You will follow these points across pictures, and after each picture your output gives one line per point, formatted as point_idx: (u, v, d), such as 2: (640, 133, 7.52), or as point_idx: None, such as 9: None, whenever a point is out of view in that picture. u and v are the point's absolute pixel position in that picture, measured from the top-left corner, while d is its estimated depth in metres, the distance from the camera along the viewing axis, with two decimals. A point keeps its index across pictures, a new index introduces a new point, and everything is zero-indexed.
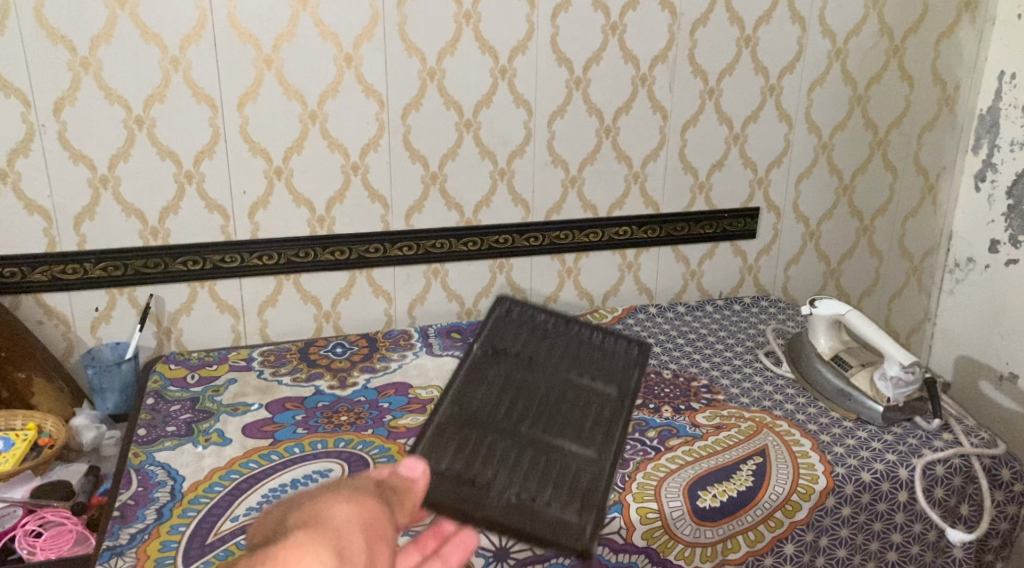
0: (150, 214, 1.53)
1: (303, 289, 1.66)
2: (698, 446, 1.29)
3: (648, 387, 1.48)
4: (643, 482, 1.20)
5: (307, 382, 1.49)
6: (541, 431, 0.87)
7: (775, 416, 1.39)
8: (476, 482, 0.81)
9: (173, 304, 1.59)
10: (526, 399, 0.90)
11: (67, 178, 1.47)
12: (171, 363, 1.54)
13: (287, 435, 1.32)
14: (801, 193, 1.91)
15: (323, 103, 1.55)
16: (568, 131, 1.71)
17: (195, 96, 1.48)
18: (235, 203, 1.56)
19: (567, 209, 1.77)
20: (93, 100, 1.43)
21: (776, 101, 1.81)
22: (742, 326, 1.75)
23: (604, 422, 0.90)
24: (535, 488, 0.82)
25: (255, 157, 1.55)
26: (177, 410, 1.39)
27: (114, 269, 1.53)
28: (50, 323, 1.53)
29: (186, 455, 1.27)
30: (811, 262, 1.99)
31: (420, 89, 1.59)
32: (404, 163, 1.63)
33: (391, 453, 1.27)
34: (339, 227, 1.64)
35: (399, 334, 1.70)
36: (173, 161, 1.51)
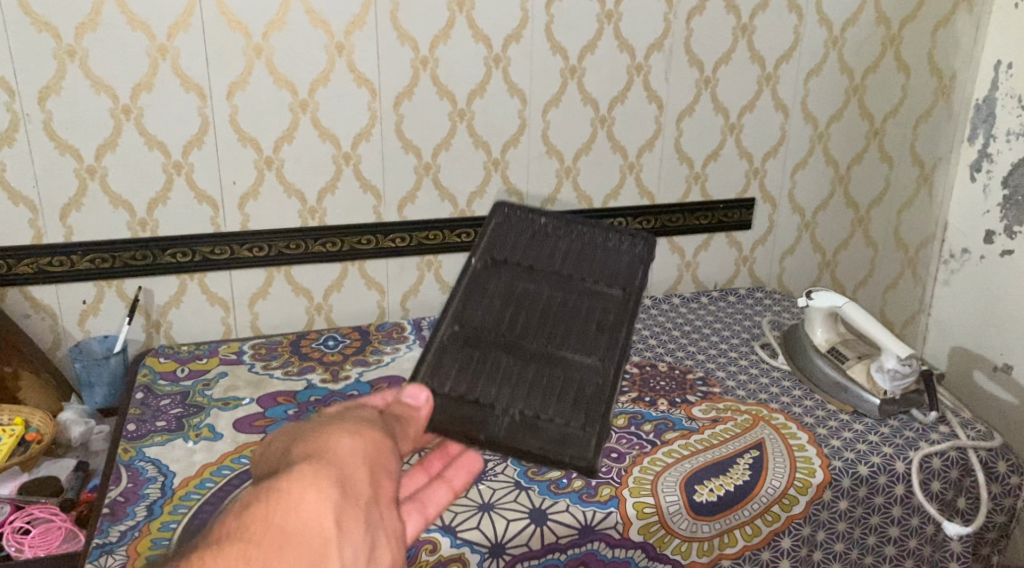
0: (138, 205, 1.50)
1: (294, 281, 1.64)
2: (695, 439, 1.28)
3: (644, 380, 1.47)
4: (639, 477, 1.19)
5: (299, 375, 1.47)
6: (547, 346, 0.99)
7: (771, 408, 1.38)
8: (481, 401, 0.94)
9: (163, 296, 1.57)
10: (528, 309, 1.02)
11: (53, 169, 1.44)
12: (160, 356, 1.52)
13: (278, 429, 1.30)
14: (797, 183, 1.90)
15: (314, 92, 1.53)
16: (563, 121, 1.69)
17: (183, 85, 1.45)
18: (225, 194, 1.54)
19: (562, 199, 1.75)
20: (78, 89, 1.40)
21: (772, 90, 1.80)
22: (737, 318, 1.74)
23: (608, 327, 1.01)
24: (539, 405, 0.95)
25: (245, 147, 1.52)
26: (167, 404, 1.37)
27: (102, 261, 1.51)
28: (37, 317, 1.50)
29: (176, 450, 1.25)
30: (806, 253, 1.98)
31: (412, 78, 1.57)
32: (396, 153, 1.61)
33: None
34: (330, 218, 1.62)
35: (392, 327, 1.68)
36: (161, 152, 1.48)
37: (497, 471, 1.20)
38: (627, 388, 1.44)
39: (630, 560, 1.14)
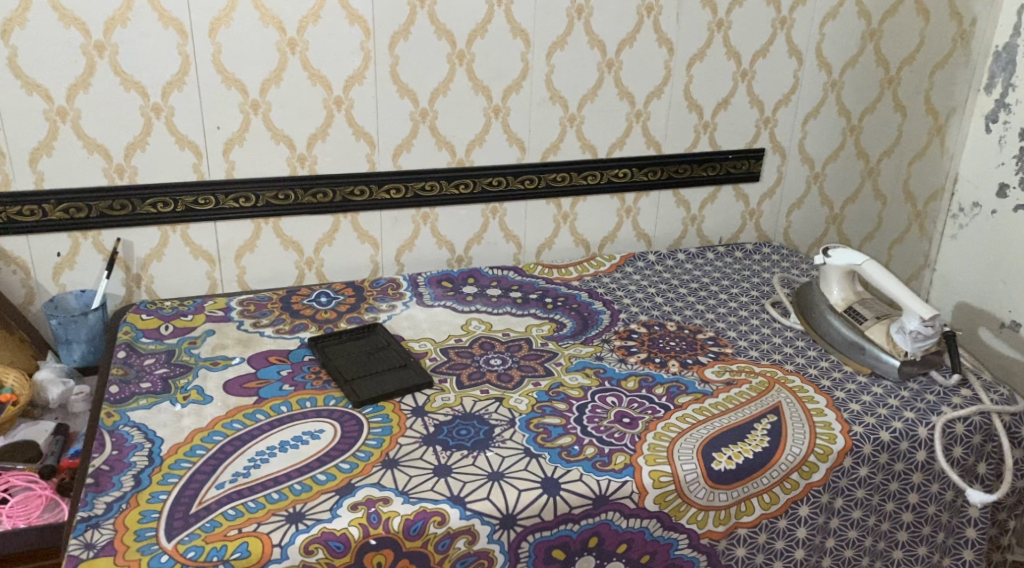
0: (115, 150, 1.39)
1: (283, 233, 1.55)
2: (710, 403, 1.23)
3: (653, 340, 1.41)
4: (654, 444, 1.14)
5: (292, 334, 1.40)
6: (388, 362, 1.32)
7: (787, 370, 1.33)
8: (383, 369, 1.30)
9: (143, 249, 1.47)
10: (377, 353, 1.35)
11: (21, 110, 1.32)
12: (142, 313, 1.43)
13: (272, 392, 1.23)
14: (808, 134, 1.83)
15: (303, 30, 1.41)
16: (568, 65, 1.59)
17: (161, 21, 1.34)
18: (208, 140, 1.43)
19: (565, 148, 1.66)
20: (45, 21, 1.28)
21: (787, 34, 1.70)
22: (745, 275, 1.68)
23: (377, 349, 1.36)
24: (382, 363, 1.32)
25: (229, 89, 1.41)
26: (152, 364, 1.29)
27: (77, 211, 1.41)
28: (8, 270, 1.41)
29: (163, 415, 1.17)
30: (814, 206, 1.91)
31: (409, 16, 1.46)
32: (391, 98, 1.51)
33: (385, 412, 1.20)
34: (321, 167, 1.52)
35: (387, 283, 1.60)
36: (138, 93, 1.37)
37: (506, 438, 1.15)
38: (636, 348, 1.39)
39: (645, 530, 1.10)
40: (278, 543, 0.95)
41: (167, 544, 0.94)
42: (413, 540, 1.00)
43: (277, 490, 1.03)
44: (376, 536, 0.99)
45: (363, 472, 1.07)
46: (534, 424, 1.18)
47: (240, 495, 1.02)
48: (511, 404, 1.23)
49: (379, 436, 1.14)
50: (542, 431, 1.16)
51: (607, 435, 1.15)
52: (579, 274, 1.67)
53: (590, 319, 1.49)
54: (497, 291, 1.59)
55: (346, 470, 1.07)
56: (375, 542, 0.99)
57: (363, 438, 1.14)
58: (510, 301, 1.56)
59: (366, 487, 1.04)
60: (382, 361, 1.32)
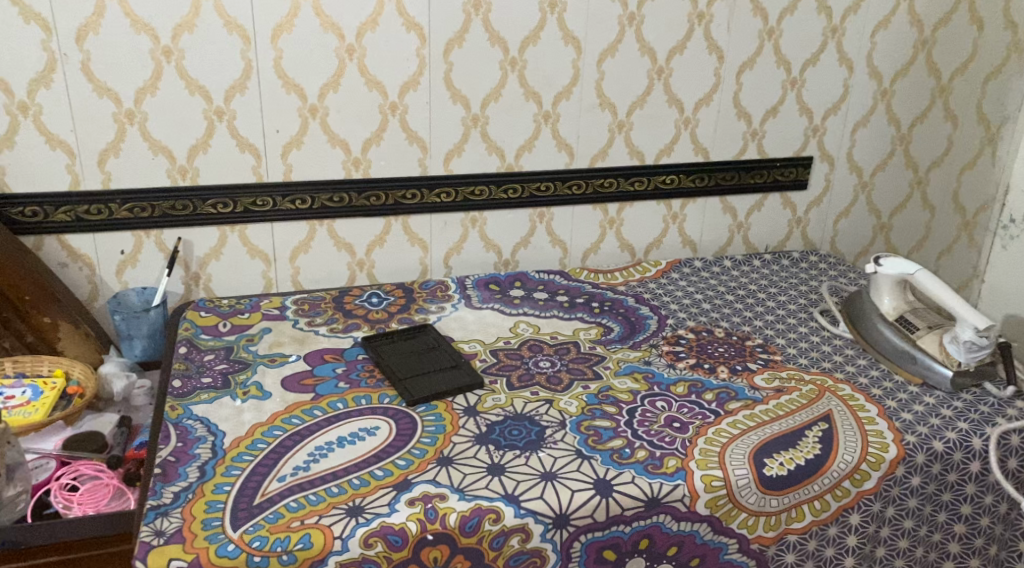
0: (178, 152, 1.43)
1: (336, 235, 1.58)
2: (760, 409, 1.24)
3: (701, 346, 1.42)
4: (706, 449, 1.15)
5: (345, 333, 1.43)
6: (439, 361, 1.35)
7: (837, 379, 1.33)
8: (436, 368, 1.33)
9: (202, 248, 1.51)
10: (427, 352, 1.37)
11: (92, 112, 1.37)
12: (201, 310, 1.47)
13: (328, 389, 1.26)
14: (856, 142, 1.82)
15: (361, 37, 1.45)
16: (618, 72, 1.60)
17: (226, 27, 1.38)
18: (268, 143, 1.47)
19: (613, 155, 1.68)
20: (117, 27, 1.33)
21: (837, 43, 1.70)
22: (792, 282, 1.68)
23: (427, 349, 1.38)
24: (434, 362, 1.35)
25: (289, 94, 1.45)
26: (212, 359, 1.33)
27: (140, 211, 1.45)
28: (74, 266, 1.46)
29: (224, 409, 1.21)
30: (861, 215, 1.90)
31: (463, 23, 1.48)
32: (444, 103, 1.54)
33: (438, 411, 1.22)
34: (374, 171, 1.55)
35: (436, 285, 1.63)
36: (202, 97, 1.41)
37: (557, 439, 1.17)
38: (684, 354, 1.40)
39: (695, 534, 1.11)
40: (339, 536, 0.98)
41: (233, 533, 0.97)
42: (469, 536, 1.02)
43: (337, 484, 1.05)
44: (433, 532, 1.01)
45: (419, 468, 1.09)
46: (585, 426, 1.20)
47: (302, 487, 1.05)
48: (561, 406, 1.25)
49: (433, 434, 1.17)
50: (593, 434, 1.18)
51: (659, 439, 1.17)
52: (625, 280, 1.68)
53: (637, 324, 1.50)
54: (543, 294, 1.61)
55: (403, 466, 1.10)
56: (432, 537, 1.01)
57: (418, 436, 1.16)
58: (557, 305, 1.57)
59: (422, 483, 1.06)
60: (435, 360, 1.35)
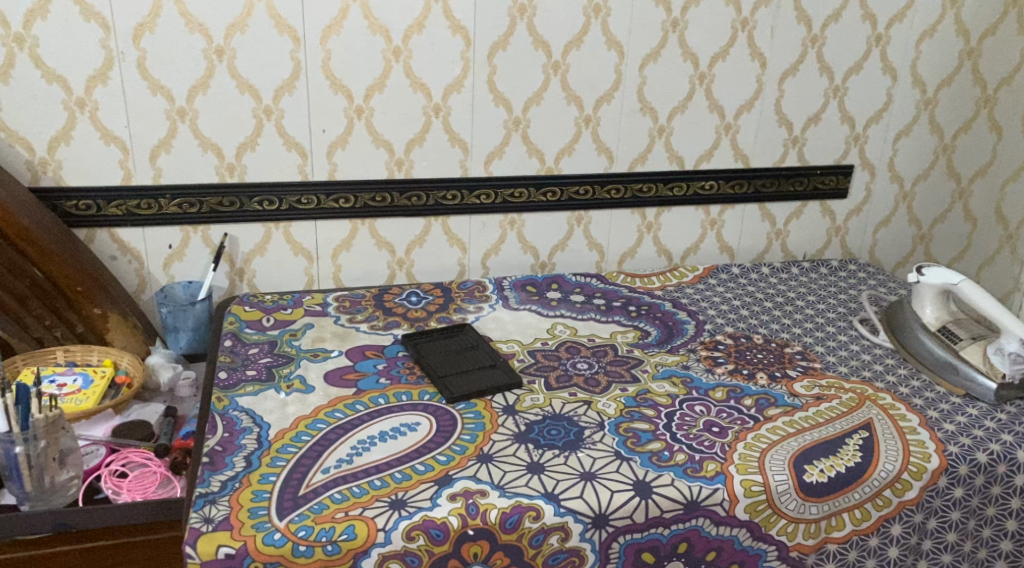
0: (227, 149, 1.47)
1: (378, 234, 1.60)
2: (800, 416, 1.25)
3: (740, 352, 1.42)
4: (745, 454, 1.15)
5: (385, 330, 1.45)
6: (480, 360, 1.36)
7: (878, 388, 1.33)
8: (477, 367, 1.34)
9: (248, 244, 1.54)
10: (466, 352, 1.39)
11: (146, 109, 1.40)
12: (245, 305, 1.50)
13: (370, 384, 1.28)
14: (898, 151, 1.81)
15: (408, 39, 1.47)
16: (660, 77, 1.61)
17: (277, 27, 1.41)
18: (314, 142, 1.50)
19: (653, 159, 1.68)
20: (172, 26, 1.36)
21: (881, 51, 1.70)
22: (831, 291, 1.67)
23: (466, 348, 1.40)
24: (475, 361, 1.36)
25: (336, 94, 1.48)
26: (256, 353, 1.35)
27: (189, 206, 1.48)
28: (124, 259, 1.49)
29: (269, 401, 1.23)
30: (901, 225, 1.89)
31: (508, 27, 1.50)
32: (487, 106, 1.56)
33: (478, 409, 1.24)
34: (417, 171, 1.57)
35: (473, 285, 1.65)
36: (252, 96, 1.44)
37: (596, 439, 1.18)
38: (723, 359, 1.40)
39: (734, 539, 1.11)
40: (382, 528, 0.99)
41: (279, 522, 0.99)
42: (509, 533, 1.03)
43: (379, 478, 1.07)
44: (474, 527, 1.02)
45: (460, 465, 1.11)
46: (623, 428, 1.20)
47: (345, 479, 1.07)
48: (599, 408, 1.26)
49: (473, 431, 1.18)
50: (631, 436, 1.19)
51: (697, 443, 1.17)
52: (662, 284, 1.69)
53: (675, 329, 1.51)
54: (580, 297, 1.62)
55: (443, 462, 1.11)
56: (473, 532, 1.02)
57: (458, 433, 1.18)
58: (594, 308, 1.58)
59: (463, 479, 1.08)
60: (475, 360, 1.37)
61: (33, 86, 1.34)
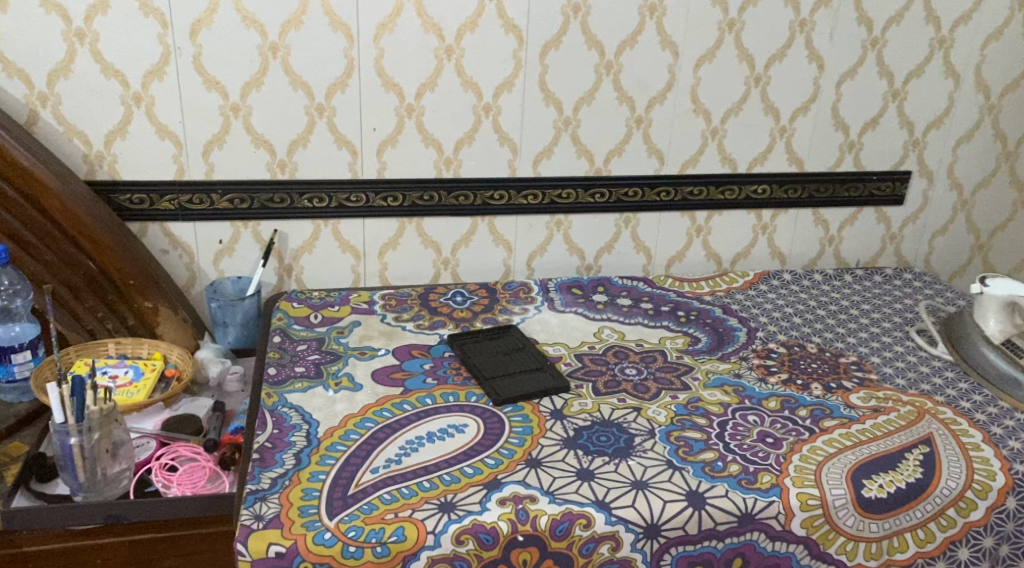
0: (279, 146, 1.47)
1: (424, 233, 1.60)
2: (857, 429, 1.22)
3: (794, 361, 1.40)
4: (802, 467, 1.12)
5: (432, 330, 1.44)
6: (527, 362, 1.35)
7: (937, 402, 1.29)
8: (524, 369, 1.33)
9: (296, 241, 1.54)
10: (513, 353, 1.38)
11: (200, 105, 1.41)
12: (293, 301, 1.50)
13: (417, 384, 1.28)
14: (958, 158, 1.75)
15: (460, 38, 1.46)
16: (714, 78, 1.58)
17: (331, 24, 1.40)
18: (364, 140, 1.50)
19: (705, 161, 1.65)
20: (229, 23, 1.37)
21: (944, 55, 1.65)
22: (887, 300, 1.63)
23: (513, 350, 1.39)
24: (522, 363, 1.35)
25: (387, 93, 1.47)
26: (304, 350, 1.35)
27: (239, 202, 1.48)
28: (174, 253, 1.50)
29: (318, 399, 1.23)
30: (959, 234, 1.83)
31: (562, 26, 1.49)
32: (538, 106, 1.54)
33: (525, 412, 1.23)
34: (465, 171, 1.56)
35: (519, 286, 1.64)
36: (304, 93, 1.44)
37: (646, 447, 1.16)
38: (776, 368, 1.38)
39: (791, 556, 1.08)
40: (432, 531, 0.98)
41: (329, 522, 0.99)
42: (559, 540, 1.02)
43: (428, 479, 1.06)
44: (524, 533, 1.01)
45: (508, 468, 1.09)
46: (674, 436, 1.19)
47: (394, 480, 1.06)
48: (649, 415, 1.24)
49: (521, 435, 1.17)
50: (683, 445, 1.17)
51: (751, 454, 1.15)
52: (711, 289, 1.66)
53: (725, 336, 1.48)
54: (627, 301, 1.60)
55: (492, 465, 1.10)
56: (522, 538, 1.01)
57: (506, 436, 1.17)
58: (641, 312, 1.56)
59: (512, 484, 1.06)
60: (522, 362, 1.35)
61: (92, 81, 1.35)
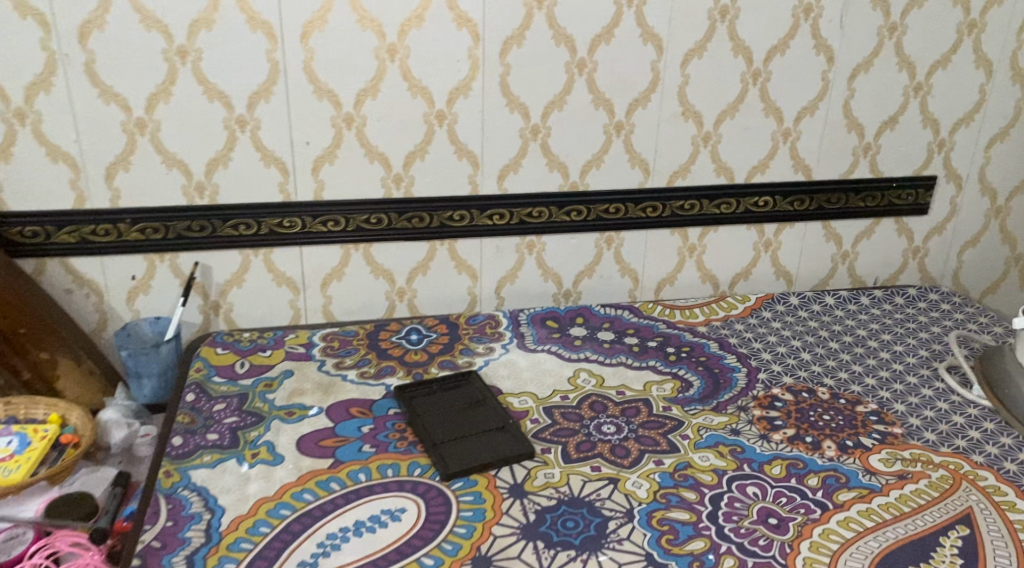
0: (195, 167, 1.25)
1: (373, 261, 1.38)
2: (879, 504, 1.01)
3: (801, 412, 1.18)
4: (812, 562, 0.92)
5: (377, 380, 1.23)
6: (487, 421, 1.14)
7: (976, 463, 1.08)
8: (482, 431, 1.12)
9: (223, 274, 1.33)
10: (471, 410, 1.16)
11: (98, 120, 1.20)
12: (217, 346, 1.29)
13: (350, 454, 1.07)
14: (991, 159, 1.53)
15: (404, 35, 1.24)
16: (706, 75, 1.36)
17: (249, 23, 1.19)
18: (296, 157, 1.28)
19: (697, 171, 1.43)
20: (125, 24, 1.15)
21: (974, 41, 1.42)
22: (910, 328, 1.41)
23: (471, 405, 1.17)
24: (481, 422, 1.13)
25: (321, 101, 1.25)
26: (221, 411, 1.15)
27: (152, 232, 1.28)
28: (80, 293, 1.29)
29: (228, 477, 1.02)
30: (992, 245, 1.61)
31: (525, 18, 1.26)
32: (500, 112, 1.32)
33: (477, 489, 1.02)
34: (417, 189, 1.35)
35: (484, 320, 1.42)
36: (222, 104, 1.23)
37: (622, 536, 0.95)
38: (781, 422, 1.16)
39: None
40: None
41: None
42: None
43: None
44: None
45: None
46: (657, 519, 0.98)
47: None
48: (627, 489, 1.02)
49: (470, 522, 0.96)
50: (667, 531, 0.96)
51: (750, 543, 0.94)
52: (706, 318, 1.44)
53: (722, 379, 1.26)
54: (609, 335, 1.38)
55: None
56: None
57: (451, 524, 0.96)
58: (625, 349, 1.34)
59: None
60: (481, 421, 1.14)
61: None
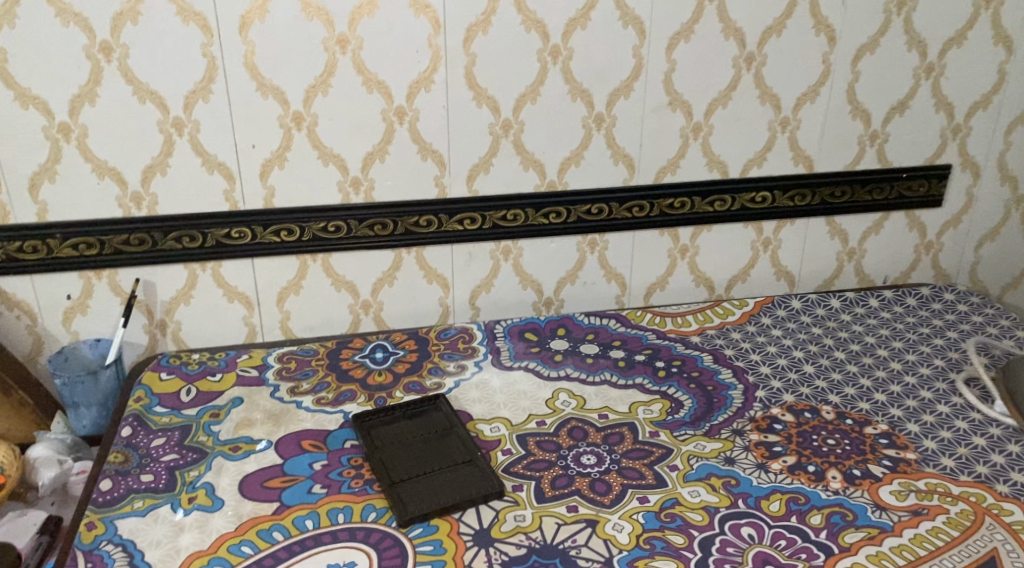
0: (130, 175, 1.14)
1: (334, 272, 1.27)
2: (892, 546, 0.89)
3: (803, 436, 1.06)
4: None
5: (334, 406, 1.12)
6: (452, 454, 1.02)
7: (1001, 495, 0.96)
8: (446, 466, 1.00)
9: (168, 291, 1.22)
10: (436, 441, 1.05)
11: (17, 127, 1.08)
12: (162, 371, 1.18)
13: (298, 497, 0.96)
14: (1011, 145, 1.39)
15: (355, 24, 1.12)
16: (693, 60, 1.23)
17: (180, 14, 1.07)
18: (242, 161, 1.16)
19: (687, 166, 1.30)
20: (40, 19, 1.03)
21: (992, 16, 1.28)
22: (923, 334, 1.29)
23: (436, 435, 1.06)
24: (446, 456, 1.02)
25: (266, 100, 1.13)
26: (160, 447, 1.04)
27: (86, 248, 1.16)
28: (11, 315, 1.18)
29: (159, 527, 0.91)
30: (1012, 238, 1.47)
31: (490, 2, 1.14)
32: (466, 107, 1.20)
33: (438, 537, 0.90)
34: (378, 193, 1.23)
35: (457, 333, 1.30)
36: (156, 106, 1.11)
37: None
38: (780, 448, 1.04)
39: None
40: None
41: None
42: None
43: None
44: None
45: None
46: None
47: None
48: (607, 533, 0.91)
49: None
50: None
51: None
52: (700, 326, 1.32)
53: (716, 399, 1.14)
54: (593, 348, 1.26)
55: None
56: None
57: None
58: (610, 364, 1.22)
59: None
60: (446, 455, 1.02)
61: None
